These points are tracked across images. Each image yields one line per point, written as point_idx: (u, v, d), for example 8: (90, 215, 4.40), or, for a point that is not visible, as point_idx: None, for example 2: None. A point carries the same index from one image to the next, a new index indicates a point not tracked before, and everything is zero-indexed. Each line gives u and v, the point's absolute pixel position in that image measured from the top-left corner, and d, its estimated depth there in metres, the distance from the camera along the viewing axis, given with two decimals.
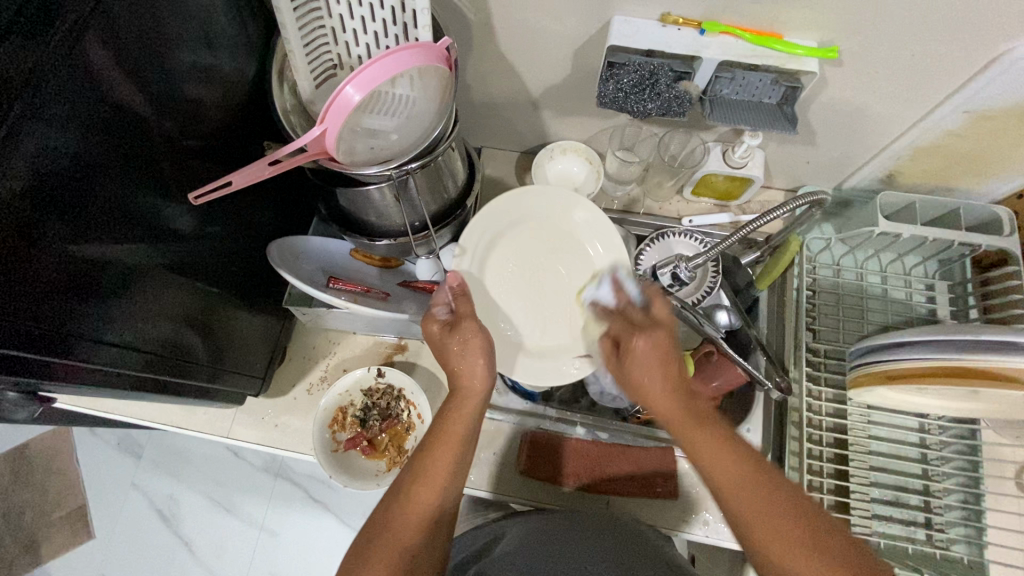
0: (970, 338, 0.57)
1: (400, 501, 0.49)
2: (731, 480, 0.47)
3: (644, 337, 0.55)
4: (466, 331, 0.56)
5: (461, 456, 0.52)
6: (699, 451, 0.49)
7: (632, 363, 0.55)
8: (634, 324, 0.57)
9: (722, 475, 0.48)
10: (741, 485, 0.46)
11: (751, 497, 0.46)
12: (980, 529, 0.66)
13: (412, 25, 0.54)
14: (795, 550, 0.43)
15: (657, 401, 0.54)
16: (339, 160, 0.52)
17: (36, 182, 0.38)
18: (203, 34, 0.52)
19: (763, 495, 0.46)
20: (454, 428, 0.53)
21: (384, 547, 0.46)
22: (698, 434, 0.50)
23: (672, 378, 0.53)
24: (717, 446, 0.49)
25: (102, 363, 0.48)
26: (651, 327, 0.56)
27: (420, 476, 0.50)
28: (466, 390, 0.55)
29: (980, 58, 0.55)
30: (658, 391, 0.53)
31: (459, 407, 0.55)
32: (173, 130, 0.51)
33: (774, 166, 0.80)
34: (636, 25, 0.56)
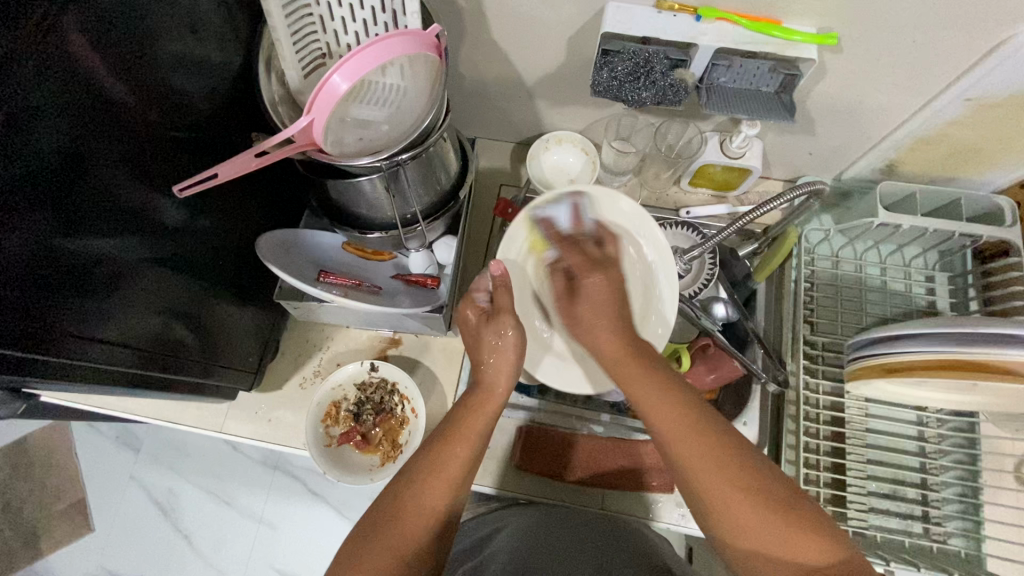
0: (970, 332, 0.56)
1: (407, 497, 0.47)
2: (664, 409, 0.47)
3: (594, 274, 0.56)
4: (500, 327, 0.56)
5: (478, 453, 0.51)
6: (635, 385, 0.50)
7: (582, 299, 0.56)
8: (588, 259, 0.58)
9: (655, 408, 0.48)
10: (672, 417, 0.46)
11: (679, 428, 0.46)
12: (977, 522, 0.65)
13: (401, 13, 0.53)
14: (721, 481, 0.43)
15: (603, 334, 0.54)
16: (328, 152, 0.51)
17: (15, 172, 0.37)
18: (188, 22, 0.51)
19: (691, 427, 0.46)
20: (476, 426, 0.52)
21: (389, 541, 0.45)
22: (636, 369, 0.50)
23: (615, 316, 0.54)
24: (653, 383, 0.49)
25: (85, 359, 0.47)
26: (603, 264, 0.57)
27: (434, 468, 0.49)
28: (489, 387, 0.55)
29: (983, 45, 0.54)
30: (606, 334, 0.54)
31: (482, 402, 0.54)
32: (159, 121, 0.49)
33: (773, 156, 0.79)
34: (630, 11, 0.55)
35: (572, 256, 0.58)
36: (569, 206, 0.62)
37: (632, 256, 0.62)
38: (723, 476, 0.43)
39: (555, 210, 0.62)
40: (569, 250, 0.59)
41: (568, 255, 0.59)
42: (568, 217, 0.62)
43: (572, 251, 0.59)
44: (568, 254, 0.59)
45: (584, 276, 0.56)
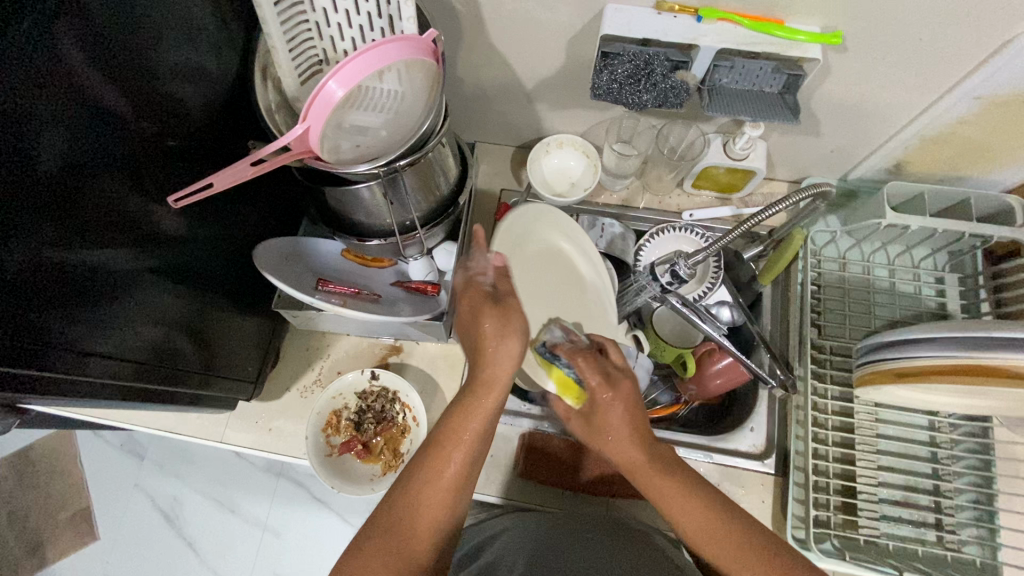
0: (982, 335, 0.55)
1: (411, 502, 0.46)
2: (702, 523, 0.47)
3: (606, 397, 0.50)
4: (493, 319, 0.50)
5: (471, 456, 0.48)
6: (665, 499, 0.48)
7: (600, 418, 0.51)
8: (606, 375, 0.51)
9: (683, 517, 0.47)
10: (700, 521, 0.47)
11: (712, 537, 0.46)
12: (993, 530, 0.63)
13: (397, 17, 0.52)
14: None
15: (622, 450, 0.50)
16: (324, 159, 0.50)
17: (13, 187, 0.37)
18: (184, 31, 0.50)
19: (724, 537, 0.46)
20: (469, 424, 0.49)
21: (387, 549, 0.44)
22: (669, 481, 0.49)
23: (634, 432, 0.50)
24: (676, 494, 0.48)
25: (87, 373, 0.47)
26: (618, 377, 0.51)
27: (429, 474, 0.47)
28: (490, 379, 0.50)
29: (992, 41, 0.53)
30: (626, 449, 0.50)
31: (478, 396, 0.49)
32: (157, 131, 0.49)
33: (777, 157, 0.78)
34: (630, 13, 0.54)
35: (589, 374, 0.51)
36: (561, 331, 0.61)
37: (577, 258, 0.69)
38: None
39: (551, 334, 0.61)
40: (586, 358, 0.52)
41: (584, 373, 0.51)
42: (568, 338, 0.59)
43: (589, 364, 0.51)
44: (589, 373, 0.51)
45: (599, 397, 0.50)
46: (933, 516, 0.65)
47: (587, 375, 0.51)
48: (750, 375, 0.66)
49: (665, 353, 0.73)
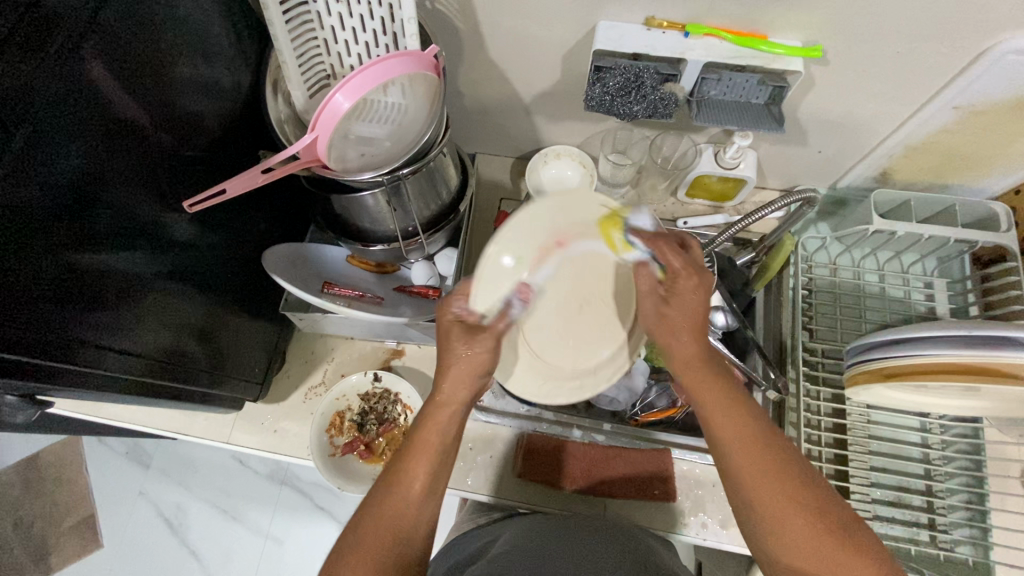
0: (967, 334, 0.57)
1: (374, 515, 0.47)
2: (744, 433, 0.46)
3: (683, 287, 0.50)
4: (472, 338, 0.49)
5: (437, 468, 0.49)
6: (705, 394, 0.48)
7: (667, 304, 0.51)
8: (687, 262, 0.51)
9: (724, 428, 0.46)
10: (743, 430, 0.46)
11: (745, 444, 0.45)
12: (985, 529, 0.65)
13: (401, 34, 0.55)
14: (784, 502, 0.43)
15: (670, 342, 0.51)
16: (331, 167, 0.53)
17: (29, 195, 0.39)
18: (199, 48, 0.54)
19: (761, 445, 0.45)
20: (433, 438, 0.49)
21: (365, 559, 0.45)
22: (714, 387, 0.48)
23: (693, 325, 0.50)
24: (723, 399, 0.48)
25: (101, 368, 0.49)
26: (699, 270, 0.51)
27: (395, 484, 0.48)
28: (446, 396, 0.50)
29: (967, 53, 0.55)
30: (681, 342, 0.50)
31: (433, 413, 0.50)
32: (172, 142, 0.52)
33: (767, 167, 0.80)
34: (621, 30, 0.57)
35: (672, 263, 0.51)
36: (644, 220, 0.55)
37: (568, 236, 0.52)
38: (772, 478, 0.44)
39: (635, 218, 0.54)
40: (668, 247, 0.51)
41: (666, 260, 0.51)
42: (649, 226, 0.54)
43: (669, 254, 0.51)
44: (674, 263, 0.51)
45: (680, 279, 0.50)
46: (926, 516, 0.67)
47: (672, 264, 0.50)
48: (744, 378, 0.70)
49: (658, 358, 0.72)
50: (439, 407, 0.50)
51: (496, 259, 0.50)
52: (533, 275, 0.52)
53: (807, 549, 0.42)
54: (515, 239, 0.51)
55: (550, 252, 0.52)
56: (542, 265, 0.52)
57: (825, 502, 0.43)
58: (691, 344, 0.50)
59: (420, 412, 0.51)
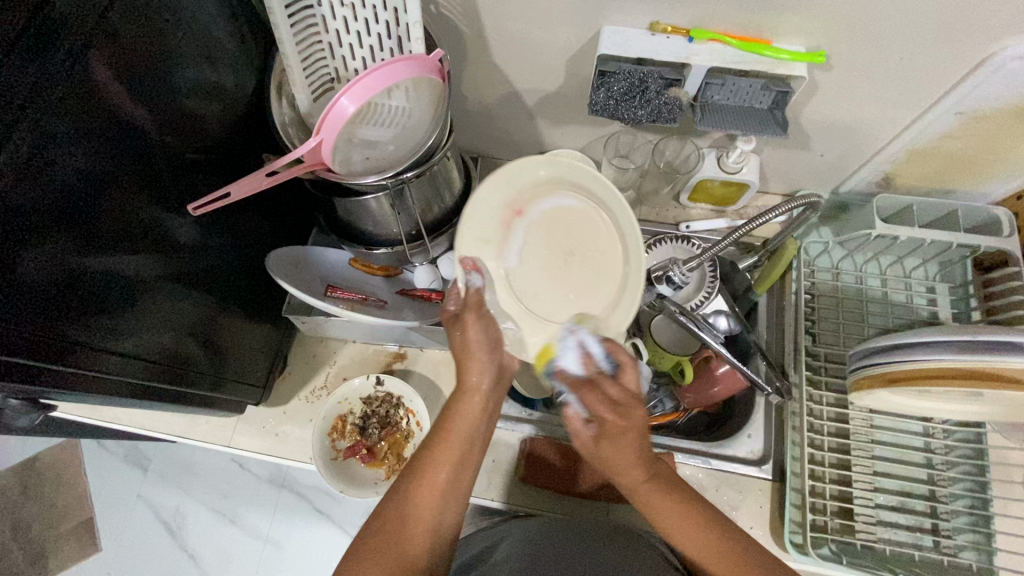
0: (970, 339, 0.57)
1: (397, 510, 0.48)
2: (710, 550, 0.49)
3: (616, 432, 0.49)
4: (473, 321, 0.53)
5: (463, 460, 0.50)
6: (659, 514, 0.50)
7: (605, 449, 0.50)
8: (615, 405, 0.49)
9: (687, 544, 0.50)
10: (704, 546, 0.49)
11: (714, 559, 0.49)
12: (988, 535, 0.65)
13: (406, 38, 0.55)
14: None
15: (620, 476, 0.51)
16: (335, 171, 0.53)
17: (30, 198, 0.39)
18: (203, 51, 0.54)
19: (728, 556, 0.49)
20: (461, 427, 0.51)
21: (387, 553, 0.47)
22: (664, 504, 0.50)
23: (638, 458, 0.50)
24: (684, 518, 0.50)
25: (103, 371, 0.49)
26: (627, 406, 0.49)
27: (421, 477, 0.49)
28: (468, 386, 0.52)
29: (970, 59, 0.56)
30: (631, 473, 0.50)
31: (457, 405, 0.52)
32: (175, 144, 0.52)
33: (769, 171, 0.80)
34: (626, 35, 0.58)
35: (601, 411, 0.49)
36: (576, 345, 0.52)
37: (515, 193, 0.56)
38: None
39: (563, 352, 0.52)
40: (595, 393, 0.49)
41: (597, 411, 0.49)
42: (579, 359, 0.51)
43: (597, 401, 0.49)
44: (601, 408, 0.49)
45: (612, 426, 0.49)
46: (930, 521, 0.67)
47: (596, 413, 0.49)
48: (747, 381, 0.67)
49: (663, 360, 0.75)
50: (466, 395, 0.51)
51: (463, 241, 0.56)
52: (506, 253, 0.57)
53: None
54: (477, 222, 0.56)
55: (512, 223, 0.57)
56: (509, 240, 0.57)
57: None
58: (639, 476, 0.50)
59: (444, 408, 0.52)
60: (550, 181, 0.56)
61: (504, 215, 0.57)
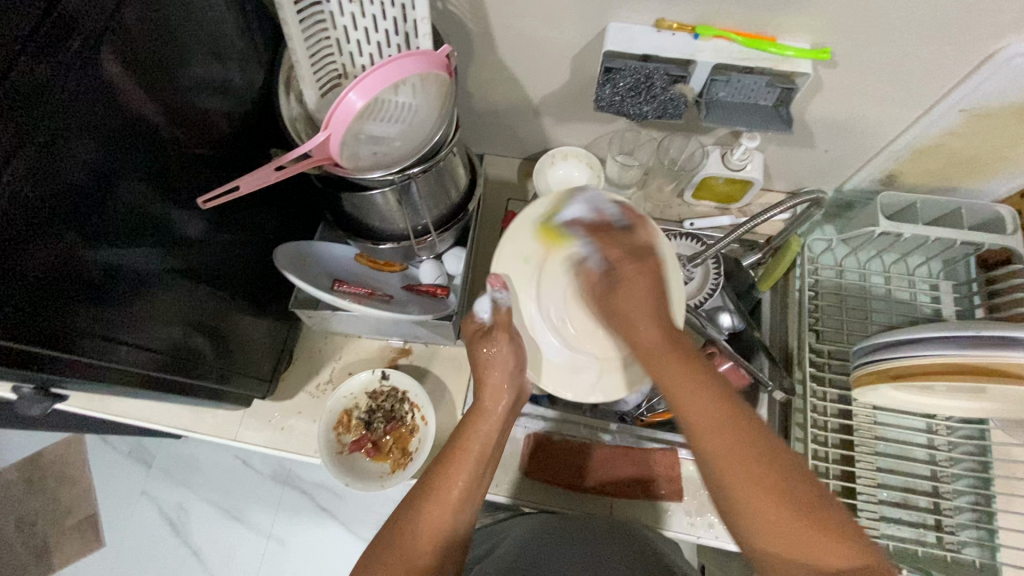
0: (973, 334, 0.57)
1: (411, 519, 0.49)
2: (710, 414, 0.42)
3: (631, 278, 0.50)
4: (501, 342, 0.57)
5: (476, 475, 0.52)
6: (671, 373, 0.45)
7: (619, 296, 0.50)
8: (626, 251, 0.51)
9: (689, 405, 0.43)
10: (707, 409, 0.43)
11: (712, 422, 0.42)
12: (991, 531, 0.65)
13: (413, 35, 0.56)
14: (753, 487, 0.40)
15: (634, 328, 0.48)
16: (343, 166, 0.53)
17: (41, 194, 0.39)
18: (213, 48, 0.54)
19: (730, 420, 0.42)
20: (475, 443, 0.54)
21: (399, 562, 0.47)
22: (677, 364, 0.45)
23: (651, 311, 0.48)
24: (687, 375, 0.44)
25: (115, 361, 0.49)
26: (642, 254, 0.51)
27: (435, 490, 0.51)
28: (485, 408, 0.56)
29: (974, 56, 0.56)
30: (643, 326, 0.48)
31: (474, 424, 0.55)
32: (184, 139, 0.52)
33: (773, 169, 0.81)
34: (631, 32, 0.58)
35: (614, 254, 0.52)
36: (587, 238, 0.55)
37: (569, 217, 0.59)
38: (744, 458, 0.41)
39: (570, 233, 0.57)
40: (609, 239, 0.53)
41: (608, 254, 0.52)
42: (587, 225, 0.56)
43: (609, 246, 0.53)
44: (614, 256, 0.52)
45: (623, 269, 0.50)
46: (933, 517, 0.67)
47: (612, 254, 0.52)
48: (750, 377, 0.68)
49: None
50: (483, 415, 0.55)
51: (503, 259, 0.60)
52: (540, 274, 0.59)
53: (776, 539, 0.39)
54: (522, 241, 0.60)
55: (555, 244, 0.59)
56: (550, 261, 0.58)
57: (819, 499, 0.39)
58: (654, 328, 0.48)
59: (463, 423, 0.56)
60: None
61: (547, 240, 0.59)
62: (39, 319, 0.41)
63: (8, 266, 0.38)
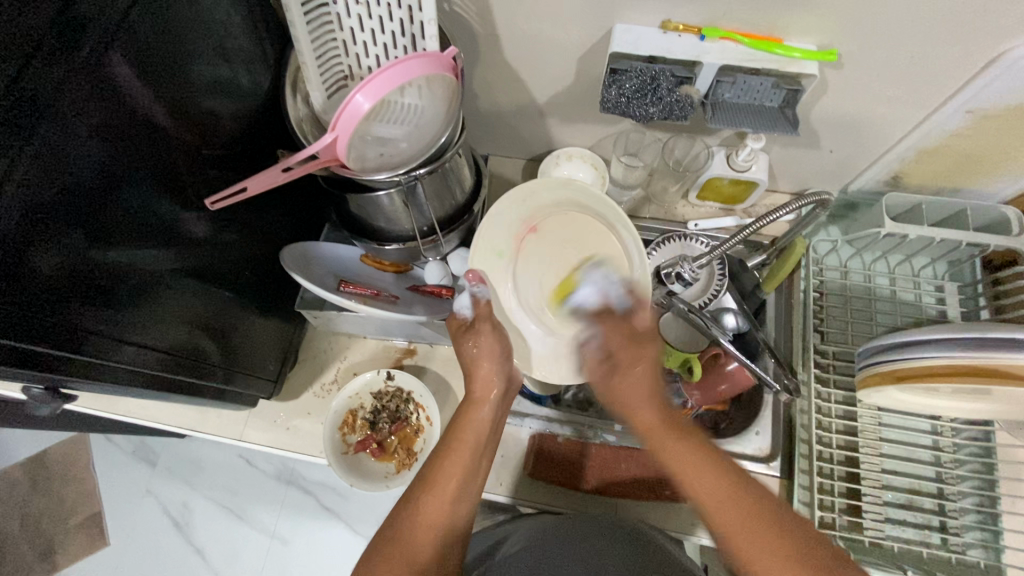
0: (979, 336, 0.57)
1: (412, 509, 0.50)
2: (716, 492, 0.45)
3: (627, 363, 0.54)
4: (485, 330, 0.59)
5: (473, 465, 0.53)
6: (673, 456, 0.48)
7: (620, 386, 0.54)
8: (627, 338, 0.56)
9: (696, 485, 0.46)
10: (712, 489, 0.45)
11: (718, 499, 0.45)
12: (996, 532, 0.65)
13: (420, 36, 0.56)
14: (769, 556, 0.42)
15: (636, 416, 0.52)
16: (349, 167, 0.53)
17: (50, 197, 0.40)
18: (220, 49, 0.54)
19: (731, 494, 0.45)
20: (471, 433, 0.55)
21: (400, 556, 0.47)
22: (677, 445, 0.48)
23: (648, 394, 0.52)
24: (690, 455, 0.47)
25: (120, 360, 0.50)
26: (641, 340, 0.55)
27: (434, 482, 0.51)
28: (477, 395, 0.57)
29: (981, 58, 0.56)
30: (642, 411, 0.52)
31: (469, 411, 0.56)
32: (192, 140, 0.53)
33: (778, 170, 0.81)
34: (637, 33, 0.58)
35: (616, 343, 0.56)
36: (594, 286, 0.61)
37: (534, 210, 0.65)
38: (756, 527, 0.43)
39: (580, 292, 0.61)
40: (612, 323, 0.58)
41: (612, 341, 0.57)
42: (598, 295, 0.60)
43: (613, 334, 0.57)
44: (616, 344, 0.56)
45: (622, 356, 0.55)
46: (938, 519, 0.67)
47: (612, 342, 0.56)
48: (754, 379, 0.67)
49: (670, 358, 0.74)
50: (476, 405, 0.57)
51: (478, 253, 0.65)
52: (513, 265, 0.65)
53: None
54: (493, 235, 0.65)
55: (525, 237, 0.65)
56: (520, 254, 0.65)
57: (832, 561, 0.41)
58: (654, 414, 0.51)
59: (457, 413, 0.57)
60: (566, 202, 0.65)
61: (517, 231, 0.66)
62: (45, 319, 0.41)
63: (16, 268, 0.38)
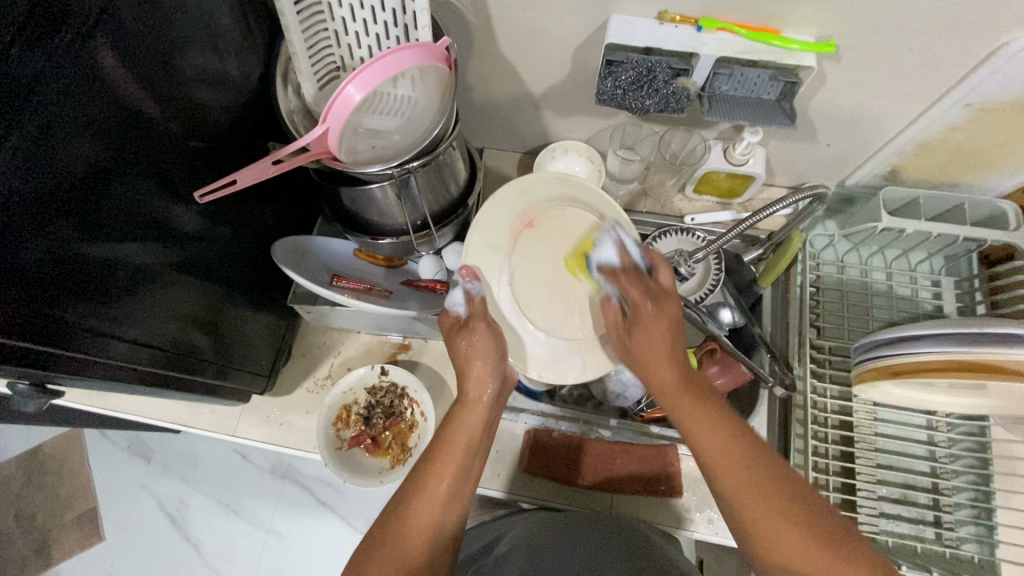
0: (975, 331, 0.56)
1: (402, 511, 0.49)
2: (727, 455, 0.46)
3: (649, 325, 0.52)
4: (479, 330, 0.55)
5: (463, 470, 0.52)
6: (689, 416, 0.49)
7: (638, 339, 0.52)
8: (647, 292, 0.53)
9: (706, 444, 0.47)
10: (724, 451, 0.47)
11: (730, 461, 0.46)
12: (990, 528, 0.65)
13: (412, 26, 0.55)
14: (773, 518, 0.44)
15: (652, 372, 0.52)
16: (341, 159, 0.53)
17: (36, 189, 0.39)
18: (209, 39, 0.53)
19: (744, 459, 0.46)
20: (460, 438, 0.53)
21: (391, 560, 0.47)
22: (697, 408, 0.49)
23: (663, 357, 0.51)
24: (708, 417, 0.48)
25: (111, 357, 0.49)
26: (660, 297, 0.53)
27: (424, 485, 0.50)
28: (468, 397, 0.55)
29: (980, 51, 0.55)
30: (661, 371, 0.51)
31: (460, 413, 0.54)
32: (180, 132, 0.52)
33: (775, 164, 0.80)
34: (633, 23, 0.57)
35: (636, 296, 0.53)
36: (613, 243, 0.57)
37: (534, 206, 0.61)
38: (765, 494, 0.45)
39: (601, 248, 0.57)
40: (630, 278, 0.54)
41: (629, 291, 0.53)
42: (619, 253, 0.56)
43: (630, 287, 0.53)
44: (636, 300, 0.53)
45: (643, 312, 0.52)
46: (932, 514, 0.67)
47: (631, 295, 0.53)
48: (750, 375, 0.68)
49: None
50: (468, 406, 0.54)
51: (472, 248, 0.60)
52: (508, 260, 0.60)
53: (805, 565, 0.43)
54: (489, 230, 0.60)
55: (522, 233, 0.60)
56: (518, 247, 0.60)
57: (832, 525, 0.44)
58: (671, 374, 0.51)
59: (449, 415, 0.55)
60: (564, 199, 0.62)
61: (515, 226, 0.60)
62: (33, 315, 0.41)
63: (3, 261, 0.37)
